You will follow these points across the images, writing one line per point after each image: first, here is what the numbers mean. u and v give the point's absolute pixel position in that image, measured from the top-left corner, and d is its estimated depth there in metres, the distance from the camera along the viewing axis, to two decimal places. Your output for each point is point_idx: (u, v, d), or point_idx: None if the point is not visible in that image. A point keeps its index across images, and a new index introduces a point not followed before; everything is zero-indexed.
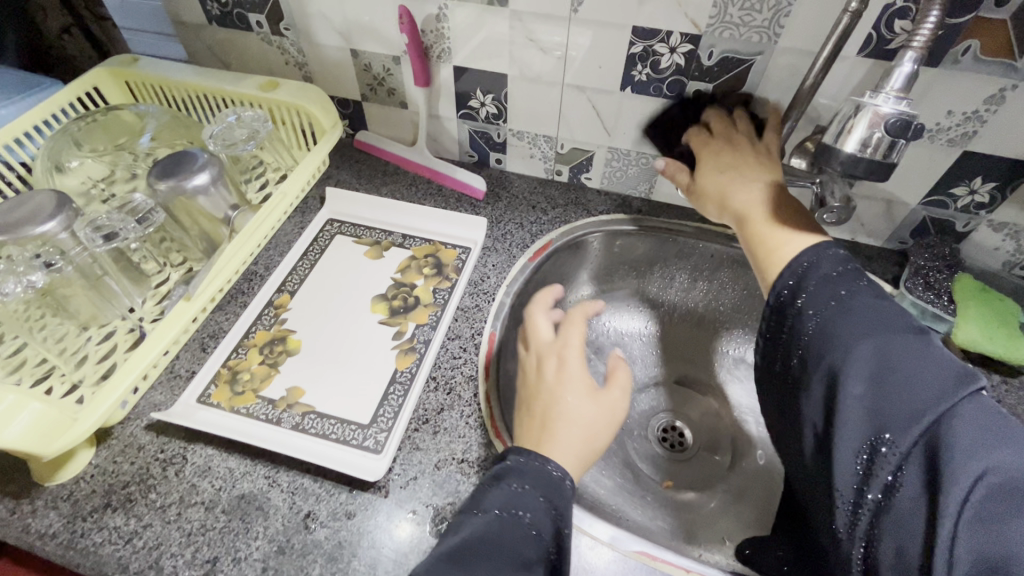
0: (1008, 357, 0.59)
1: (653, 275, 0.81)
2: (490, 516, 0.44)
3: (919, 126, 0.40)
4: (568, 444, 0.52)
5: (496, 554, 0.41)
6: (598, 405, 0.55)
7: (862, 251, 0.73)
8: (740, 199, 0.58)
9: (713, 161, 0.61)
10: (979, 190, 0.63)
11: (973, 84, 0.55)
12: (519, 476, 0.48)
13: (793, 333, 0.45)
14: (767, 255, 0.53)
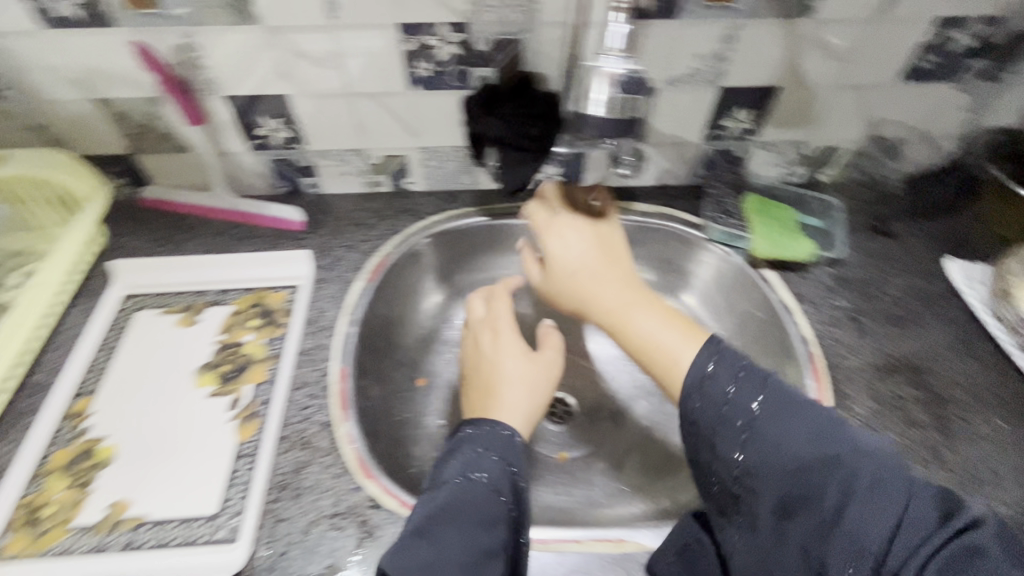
0: (797, 258, 0.68)
1: (501, 262, 0.82)
2: (450, 485, 0.48)
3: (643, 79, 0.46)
4: (517, 397, 0.58)
5: (461, 517, 0.45)
6: (535, 363, 0.62)
7: (673, 193, 0.79)
8: (608, 300, 0.59)
9: (569, 258, 0.63)
10: (742, 118, 0.71)
11: (708, 27, 0.61)
12: (472, 443, 0.52)
13: (723, 465, 0.42)
14: (666, 366, 0.52)
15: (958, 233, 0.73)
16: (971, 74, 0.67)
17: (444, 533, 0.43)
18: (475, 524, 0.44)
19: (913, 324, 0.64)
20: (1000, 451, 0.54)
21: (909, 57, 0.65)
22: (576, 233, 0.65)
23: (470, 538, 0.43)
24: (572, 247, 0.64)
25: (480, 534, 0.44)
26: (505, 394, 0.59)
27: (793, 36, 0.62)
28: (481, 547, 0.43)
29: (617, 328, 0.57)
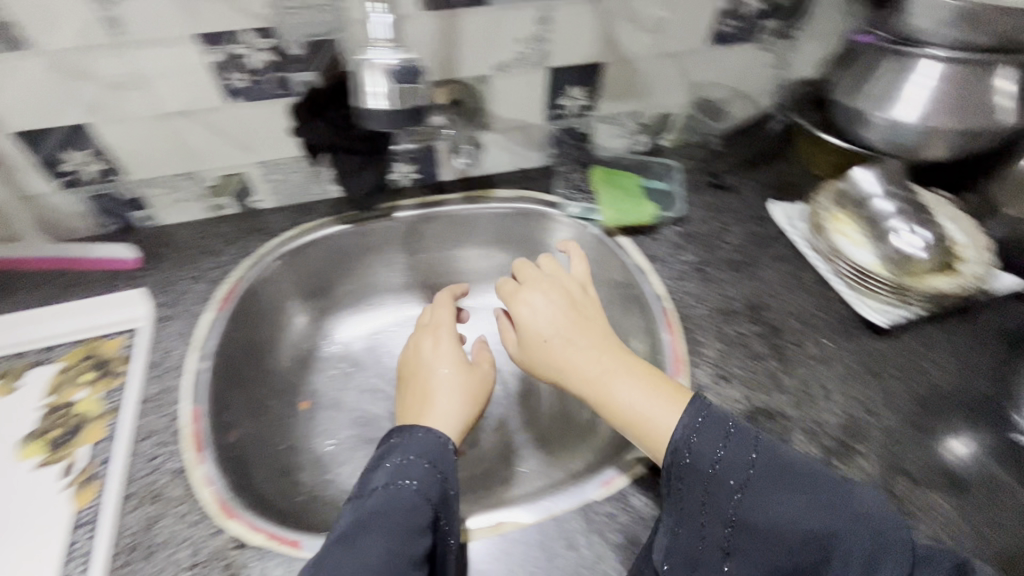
0: (642, 220, 0.72)
1: (372, 268, 0.80)
2: (375, 494, 0.45)
3: (417, 64, 0.47)
4: (446, 403, 0.55)
5: (383, 525, 0.42)
6: (467, 374, 0.58)
7: (530, 174, 0.81)
8: (583, 371, 0.53)
9: (536, 324, 0.57)
10: (577, 95, 0.74)
11: (522, 11, 0.63)
12: (402, 450, 0.48)
13: (710, 525, 0.42)
14: (654, 447, 0.47)
15: (783, 178, 0.80)
16: (767, 33, 0.74)
17: (363, 546, 0.41)
18: (396, 535, 0.42)
19: (749, 266, 0.69)
20: (825, 366, 0.60)
21: (711, 23, 0.71)
22: (544, 296, 0.59)
23: (389, 550, 0.41)
24: (538, 311, 0.57)
25: (400, 545, 0.41)
26: (435, 403, 0.55)
27: (604, 12, 0.65)
28: (400, 558, 0.41)
29: (599, 403, 0.51)
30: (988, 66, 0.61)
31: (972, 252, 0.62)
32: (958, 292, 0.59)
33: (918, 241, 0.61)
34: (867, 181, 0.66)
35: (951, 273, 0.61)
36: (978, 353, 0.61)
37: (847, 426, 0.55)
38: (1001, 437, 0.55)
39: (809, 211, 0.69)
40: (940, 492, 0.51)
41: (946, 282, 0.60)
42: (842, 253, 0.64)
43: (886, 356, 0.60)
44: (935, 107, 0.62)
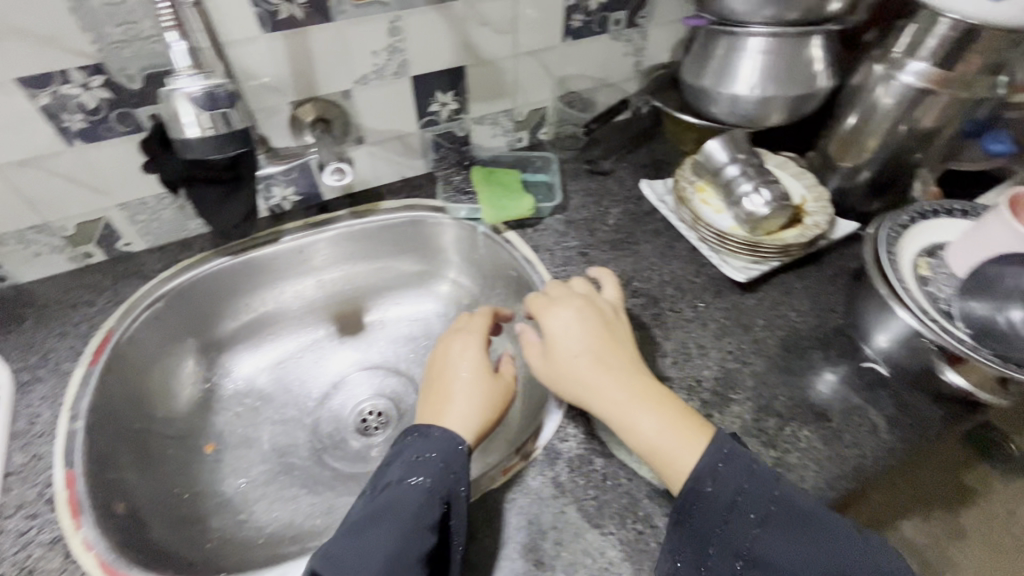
0: (522, 211, 0.73)
1: (264, 296, 0.79)
2: (389, 488, 0.48)
3: (223, 89, 0.49)
4: (465, 412, 0.55)
5: (391, 519, 0.45)
6: (488, 386, 0.58)
7: (415, 183, 0.82)
8: (610, 397, 0.52)
9: (566, 343, 0.55)
10: (446, 100, 0.76)
11: (370, 24, 0.64)
12: (419, 447, 0.51)
13: (717, 555, 0.44)
14: (666, 475, 0.49)
15: (654, 157, 0.86)
16: (615, 24, 0.78)
17: (371, 541, 0.44)
18: (403, 530, 0.44)
19: (628, 244, 0.74)
20: (700, 326, 0.65)
21: (562, 20, 0.74)
22: (575, 313, 0.57)
23: (393, 546, 0.43)
24: (568, 328, 0.56)
25: (404, 541, 0.44)
26: (454, 413, 0.55)
27: (453, 19, 0.67)
28: (403, 553, 0.43)
29: (618, 424, 0.51)
30: (807, 36, 0.66)
31: (814, 202, 0.70)
32: (804, 241, 0.65)
33: (764, 200, 0.65)
34: (717, 150, 0.70)
35: (799, 225, 0.68)
36: (830, 293, 0.67)
37: (722, 378, 0.60)
38: (854, 365, 0.61)
39: (672, 184, 0.73)
40: (805, 424, 0.56)
41: (793, 233, 0.67)
42: (703, 220, 0.69)
43: (752, 309, 0.66)
44: (766, 78, 0.68)
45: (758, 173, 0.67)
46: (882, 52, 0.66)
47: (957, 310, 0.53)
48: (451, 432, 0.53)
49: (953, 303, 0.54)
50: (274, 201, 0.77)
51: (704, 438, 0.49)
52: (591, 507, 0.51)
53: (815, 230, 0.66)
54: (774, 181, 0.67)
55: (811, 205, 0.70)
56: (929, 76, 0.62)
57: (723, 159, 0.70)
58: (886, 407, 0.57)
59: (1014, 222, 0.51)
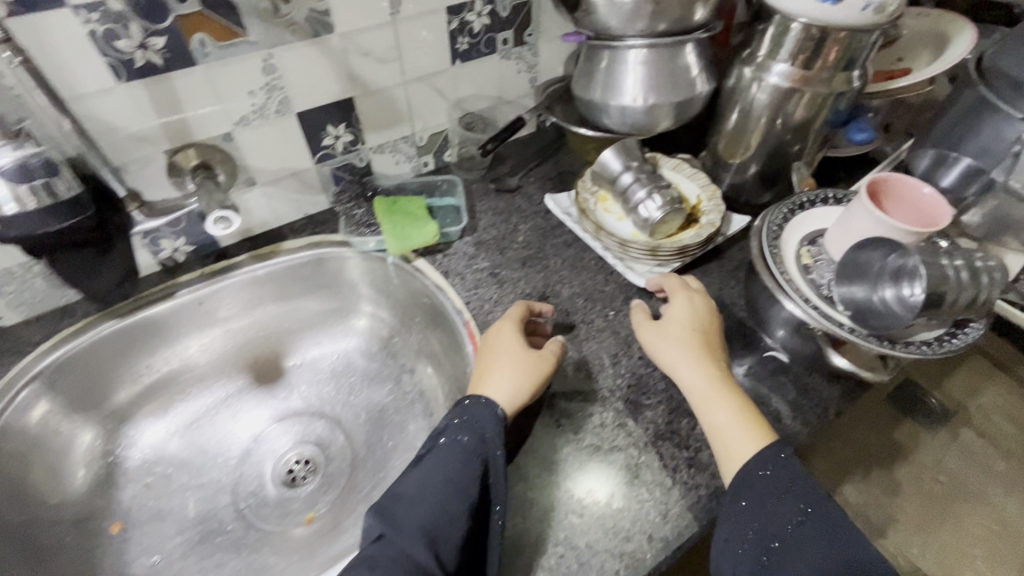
0: (426, 239, 0.72)
1: (165, 353, 0.75)
2: (432, 452, 0.52)
3: (38, 159, 0.48)
4: (502, 383, 0.55)
5: (433, 480, 0.49)
6: (530, 358, 0.57)
7: (318, 219, 0.80)
8: (702, 378, 0.55)
9: (677, 323, 0.59)
10: (339, 133, 0.74)
11: (242, 64, 0.61)
12: (460, 414, 0.54)
13: (757, 537, 0.46)
14: (721, 456, 0.52)
15: (560, 169, 0.87)
16: (504, 43, 0.79)
17: (417, 501, 0.48)
18: (444, 490, 0.48)
19: (538, 259, 0.74)
20: (611, 334, 0.66)
21: (448, 44, 0.74)
22: (691, 302, 0.61)
23: (435, 506, 0.47)
24: (681, 311, 0.60)
25: (446, 500, 0.48)
26: (492, 383, 0.56)
27: (331, 52, 0.66)
28: (445, 511, 0.47)
29: (696, 400, 0.55)
30: (681, 44, 0.69)
31: (708, 200, 0.72)
32: (700, 241, 0.68)
33: (657, 205, 0.67)
34: (611, 159, 0.72)
35: (695, 225, 0.70)
36: (730, 287, 0.70)
37: (634, 384, 0.61)
38: (757, 356, 0.63)
39: (573, 196, 0.74)
40: None
41: (690, 234, 0.69)
42: (604, 228, 0.70)
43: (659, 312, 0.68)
44: (649, 87, 0.70)
45: (650, 179, 0.69)
46: (750, 55, 0.69)
47: (837, 295, 0.56)
48: (488, 400, 0.54)
49: (833, 288, 0.57)
50: (164, 254, 0.72)
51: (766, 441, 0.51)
52: (510, 537, 0.51)
53: (709, 228, 0.68)
54: (667, 186, 0.69)
55: (706, 204, 0.72)
56: (791, 76, 0.65)
57: (618, 167, 0.71)
58: (788, 393, 0.60)
59: (874, 209, 0.54)
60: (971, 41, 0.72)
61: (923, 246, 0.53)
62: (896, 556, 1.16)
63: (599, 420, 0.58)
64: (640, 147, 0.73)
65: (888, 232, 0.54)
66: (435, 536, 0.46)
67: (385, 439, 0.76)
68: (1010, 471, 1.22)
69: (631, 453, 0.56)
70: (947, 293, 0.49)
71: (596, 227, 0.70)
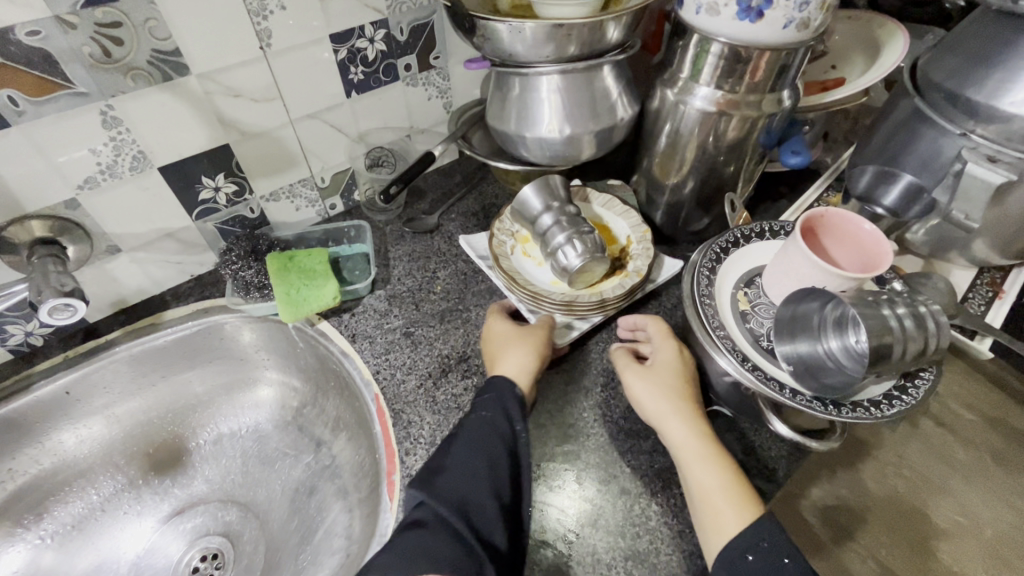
0: (327, 300, 0.63)
1: (28, 456, 0.64)
2: (463, 429, 0.49)
3: None
4: (518, 361, 0.55)
5: (470, 456, 0.47)
6: (536, 336, 0.57)
7: (207, 281, 0.70)
8: (692, 434, 0.49)
9: (665, 372, 0.53)
10: (220, 184, 0.64)
11: (72, 120, 0.51)
12: (485, 394, 0.52)
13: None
14: (702, 524, 0.46)
15: (483, 202, 0.79)
16: (406, 69, 0.71)
17: (454, 471, 0.46)
18: (481, 466, 0.46)
19: (458, 313, 0.66)
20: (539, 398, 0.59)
21: (338, 75, 0.65)
22: (674, 349, 0.55)
23: (470, 477, 0.45)
24: (665, 358, 0.55)
25: (483, 476, 0.46)
26: (504, 361, 0.55)
27: (189, 96, 0.56)
28: (481, 483, 0.45)
29: (682, 458, 0.49)
30: (596, 66, 0.62)
31: (639, 242, 0.66)
32: (624, 294, 0.61)
33: (577, 251, 0.59)
34: (531, 197, 0.64)
35: (620, 273, 0.64)
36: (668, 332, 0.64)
37: (562, 458, 0.54)
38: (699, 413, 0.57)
39: (488, 240, 0.66)
40: (655, 496, 0.51)
41: (613, 285, 0.63)
42: (517, 276, 0.63)
43: (591, 368, 0.61)
44: (566, 114, 0.63)
45: (572, 221, 0.62)
46: (671, 76, 0.63)
47: (778, 350, 0.50)
48: (507, 378, 0.53)
49: (773, 341, 0.51)
50: (14, 341, 0.62)
51: (755, 511, 0.45)
52: None
53: (636, 278, 0.62)
54: (590, 231, 0.61)
55: (636, 246, 0.66)
56: (717, 99, 0.59)
57: (538, 206, 0.64)
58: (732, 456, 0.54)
59: (811, 252, 0.48)
60: (904, 48, 0.67)
61: (864, 292, 0.48)
62: (866, 560, 1.02)
63: None
64: (564, 183, 0.65)
65: (827, 279, 0.48)
66: (469, 510, 0.44)
67: (296, 524, 0.67)
68: (972, 458, 1.09)
69: (562, 547, 0.49)
70: (893, 346, 0.44)
71: (508, 274, 0.62)
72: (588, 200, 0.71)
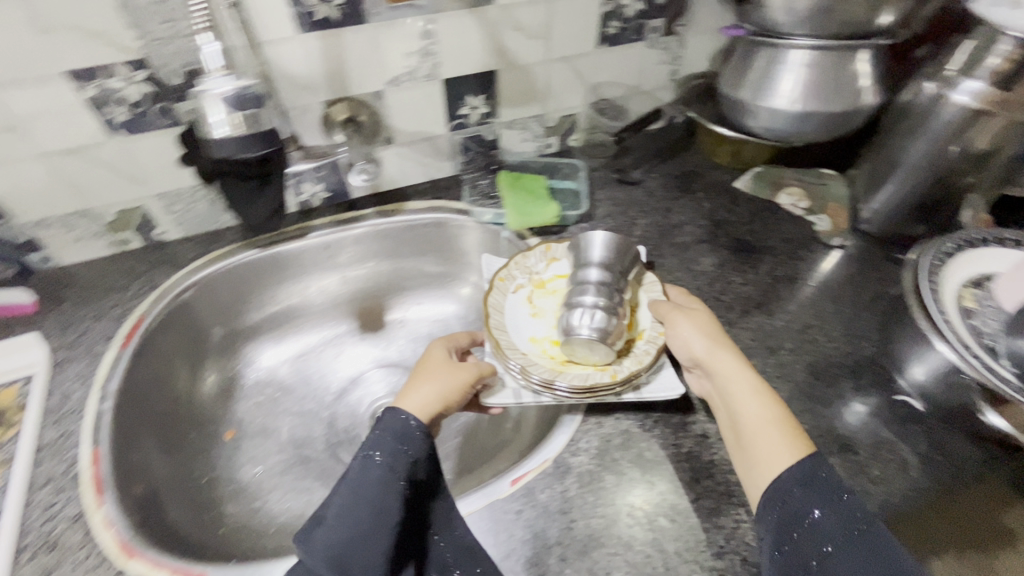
0: (544, 219, 0.73)
1: (290, 288, 0.80)
2: (348, 479, 0.46)
3: (251, 94, 0.48)
4: (419, 397, 0.51)
5: (355, 508, 0.44)
6: (456, 376, 0.53)
7: (442, 184, 0.83)
8: (738, 366, 0.52)
9: (703, 319, 0.57)
10: (477, 104, 0.76)
11: (403, 26, 0.64)
12: (377, 439, 0.48)
13: (803, 542, 0.41)
14: (754, 462, 0.47)
15: (685, 169, 0.84)
16: (652, 31, 0.77)
17: (336, 523, 0.44)
18: (370, 516, 0.44)
19: (654, 257, 0.72)
20: None
21: (597, 26, 0.73)
22: (703, 308, 0.60)
23: (350, 533, 0.44)
24: (698, 310, 0.59)
25: (368, 527, 0.44)
26: (407, 393, 0.52)
27: (486, 22, 0.67)
28: (367, 534, 0.44)
29: (731, 389, 0.51)
30: (854, 49, 0.63)
31: (647, 341, 0.58)
32: (580, 388, 0.54)
33: (590, 322, 0.54)
34: (593, 245, 0.61)
35: (601, 366, 0.56)
36: (865, 321, 0.65)
37: None
38: (886, 398, 0.58)
39: (502, 268, 0.66)
40: (830, 456, 0.54)
41: (579, 373, 0.56)
42: (495, 314, 0.61)
43: (781, 332, 0.64)
44: (809, 91, 0.65)
45: (608, 294, 0.57)
46: (935, 69, 0.62)
47: (1003, 347, 0.50)
48: (398, 411, 0.50)
49: (999, 339, 0.51)
50: (304, 197, 0.78)
51: (807, 447, 0.46)
52: (598, 524, 0.50)
53: (605, 380, 0.54)
54: (617, 314, 0.56)
55: (642, 344, 0.58)
56: (986, 97, 0.58)
57: (599, 257, 0.60)
58: (918, 445, 0.55)
59: None
60: None
61: None
62: None
63: (701, 430, 0.56)
64: (633, 255, 0.62)
65: None
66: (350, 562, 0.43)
67: None
68: None
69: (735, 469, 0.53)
70: None
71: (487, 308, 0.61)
72: (639, 281, 0.63)
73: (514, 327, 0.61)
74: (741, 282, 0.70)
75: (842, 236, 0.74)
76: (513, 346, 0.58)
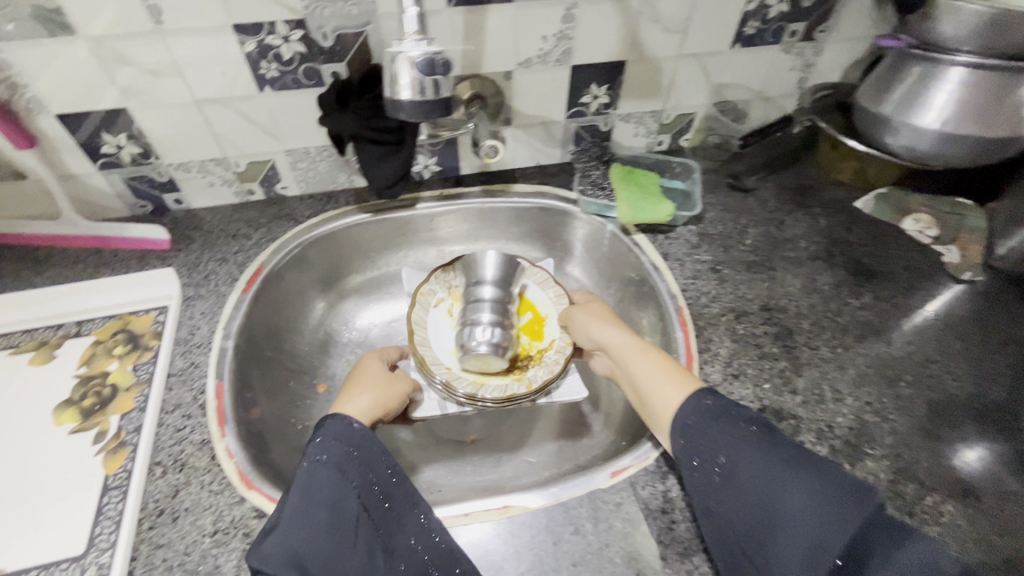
0: (655, 216, 0.72)
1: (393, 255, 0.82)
2: (296, 485, 0.45)
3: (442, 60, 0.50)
4: (356, 404, 0.54)
5: (308, 505, 0.43)
6: (393, 386, 0.59)
7: (548, 170, 0.83)
8: (624, 335, 0.58)
9: (598, 308, 0.64)
10: (599, 94, 0.75)
11: (545, 9, 0.64)
12: (316, 444, 0.48)
13: (703, 468, 0.44)
14: (656, 415, 0.50)
15: (801, 182, 0.81)
16: (791, 35, 0.74)
17: (289, 526, 0.42)
18: (327, 512, 0.43)
19: (765, 268, 0.70)
20: (841, 371, 0.60)
21: (736, 25, 0.71)
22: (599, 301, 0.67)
23: (306, 531, 0.42)
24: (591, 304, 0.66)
25: (324, 523, 0.43)
26: (341, 402, 0.54)
27: (627, 11, 0.66)
28: (325, 534, 0.42)
29: (625, 356, 0.56)
30: None
31: (556, 351, 0.66)
32: (499, 398, 0.62)
33: (485, 338, 0.60)
34: (485, 261, 0.66)
35: (516, 375, 0.64)
36: (994, 364, 0.61)
37: (858, 428, 0.56)
38: (1016, 448, 0.55)
39: (422, 284, 0.70)
40: (950, 499, 0.51)
41: (498, 385, 0.63)
42: (420, 331, 0.66)
43: (899, 363, 0.61)
44: (964, 112, 0.61)
45: (502, 309, 0.63)
46: None
47: None
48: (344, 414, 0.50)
49: None
50: (416, 169, 0.80)
51: (691, 380, 0.50)
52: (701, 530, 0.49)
53: (522, 390, 0.62)
54: (509, 326, 0.62)
55: (552, 354, 0.66)
56: None
57: (490, 276, 0.65)
58: None
59: None
60: None
61: None
62: None
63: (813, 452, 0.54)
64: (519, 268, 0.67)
65: None
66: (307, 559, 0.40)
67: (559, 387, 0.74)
68: None
69: None
70: None
71: (412, 325, 0.66)
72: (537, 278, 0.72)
73: (437, 341, 0.67)
74: (858, 305, 0.67)
75: (972, 270, 0.70)
76: (437, 361, 0.64)
